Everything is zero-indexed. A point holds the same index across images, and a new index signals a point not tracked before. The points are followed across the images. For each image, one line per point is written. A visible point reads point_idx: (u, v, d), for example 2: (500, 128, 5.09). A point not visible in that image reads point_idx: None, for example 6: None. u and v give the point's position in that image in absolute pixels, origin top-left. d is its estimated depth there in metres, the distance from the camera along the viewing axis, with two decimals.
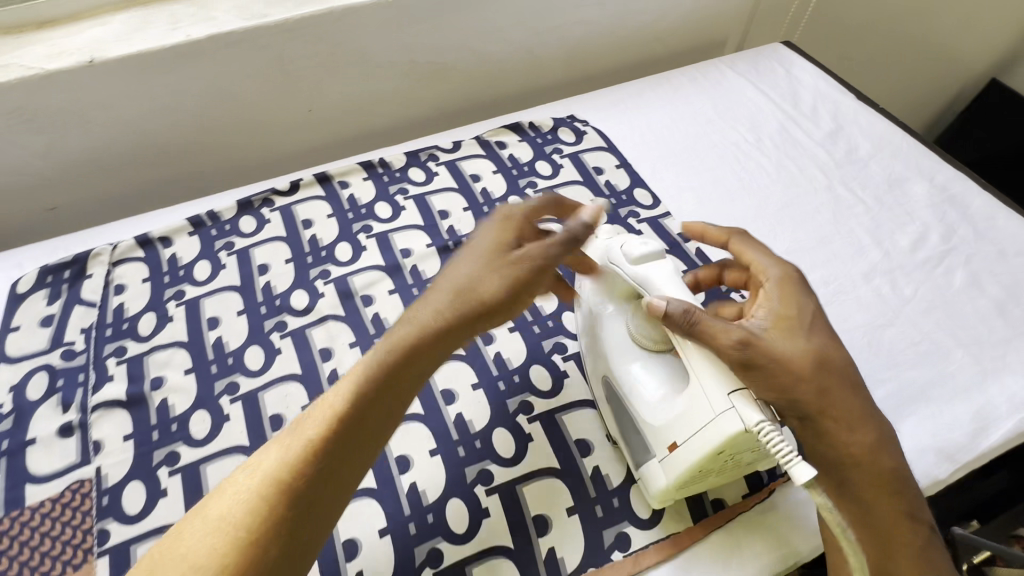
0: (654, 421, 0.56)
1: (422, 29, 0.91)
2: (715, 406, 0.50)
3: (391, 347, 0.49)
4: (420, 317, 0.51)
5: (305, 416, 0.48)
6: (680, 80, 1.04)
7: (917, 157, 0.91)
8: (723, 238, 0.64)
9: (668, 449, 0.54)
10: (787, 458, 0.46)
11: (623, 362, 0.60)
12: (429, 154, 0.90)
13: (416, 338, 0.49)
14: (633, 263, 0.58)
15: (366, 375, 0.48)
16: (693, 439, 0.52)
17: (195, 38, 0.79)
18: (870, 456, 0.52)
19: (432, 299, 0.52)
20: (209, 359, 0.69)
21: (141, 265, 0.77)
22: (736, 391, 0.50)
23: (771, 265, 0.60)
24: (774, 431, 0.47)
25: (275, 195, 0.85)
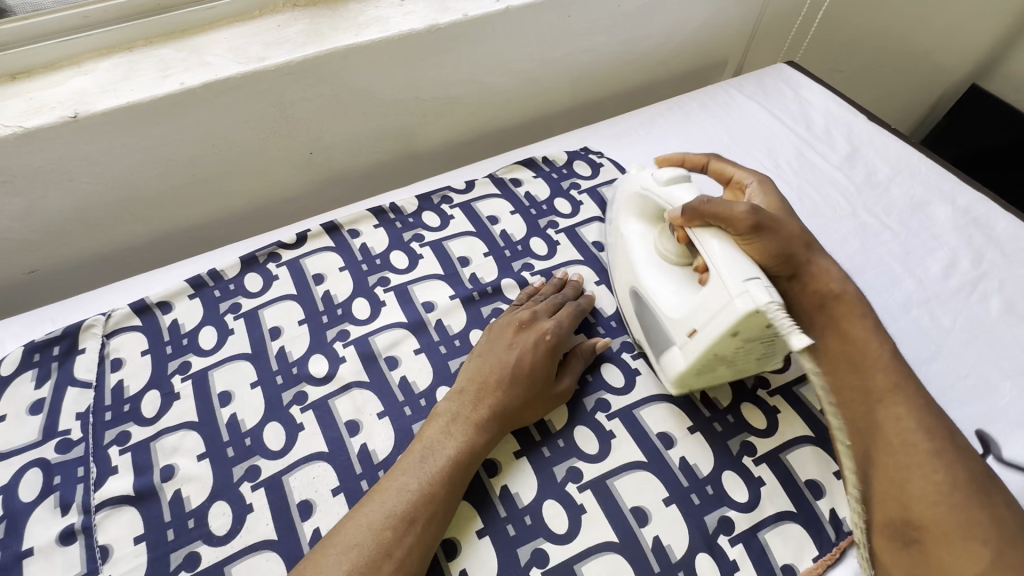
0: (696, 320, 0.60)
1: (429, 66, 0.87)
2: (733, 290, 0.56)
3: (448, 455, 0.57)
4: (469, 428, 0.59)
5: (375, 505, 0.53)
6: (690, 106, 1.02)
7: (936, 178, 0.91)
8: (702, 160, 0.76)
9: (688, 335, 0.61)
10: (787, 327, 0.52)
11: (646, 274, 0.68)
12: (442, 196, 0.86)
13: (471, 449, 0.58)
14: (663, 186, 0.70)
15: (430, 474, 0.55)
16: (712, 320, 0.58)
17: (190, 86, 0.73)
18: (878, 373, 0.56)
19: (479, 411, 0.60)
20: (225, 441, 0.63)
21: (139, 336, 0.71)
22: (751, 278, 0.56)
23: (749, 174, 0.74)
24: (781, 311, 0.54)
25: (281, 249, 0.79)
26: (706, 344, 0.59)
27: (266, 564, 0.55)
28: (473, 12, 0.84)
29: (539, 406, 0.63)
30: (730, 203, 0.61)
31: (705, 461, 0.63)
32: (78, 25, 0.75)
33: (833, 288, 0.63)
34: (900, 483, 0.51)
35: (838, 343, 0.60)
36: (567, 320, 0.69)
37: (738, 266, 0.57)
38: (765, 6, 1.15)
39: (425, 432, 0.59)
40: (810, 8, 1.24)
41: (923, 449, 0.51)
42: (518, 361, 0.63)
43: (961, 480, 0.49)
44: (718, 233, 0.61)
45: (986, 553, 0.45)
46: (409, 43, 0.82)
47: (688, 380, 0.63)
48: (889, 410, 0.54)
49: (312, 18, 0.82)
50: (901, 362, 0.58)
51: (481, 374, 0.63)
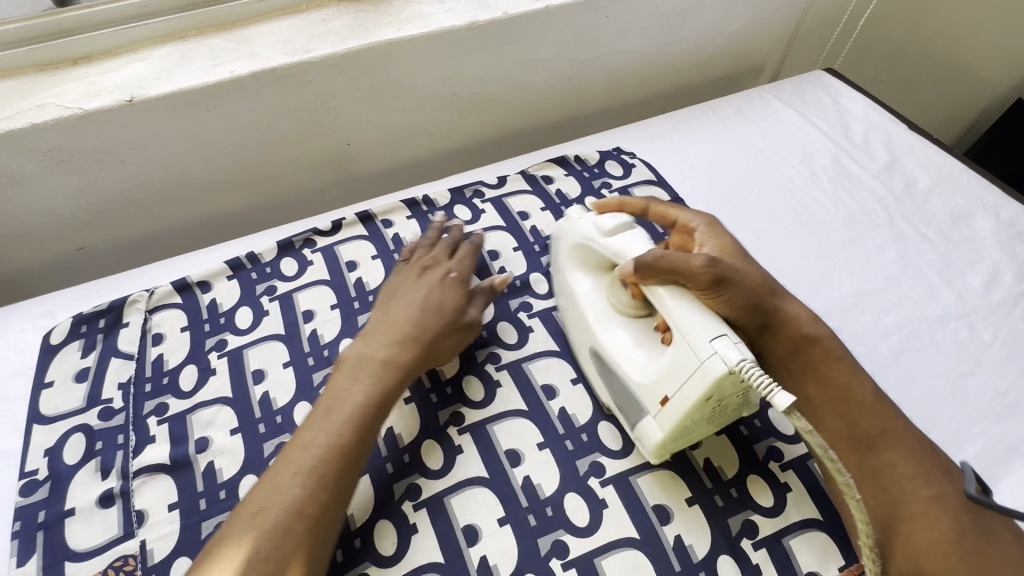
0: (666, 385, 0.55)
1: (467, 62, 0.88)
2: (701, 352, 0.52)
3: (354, 401, 0.57)
4: (377, 371, 0.59)
5: (291, 457, 0.53)
6: (725, 110, 1.02)
7: (979, 191, 0.88)
8: (643, 205, 0.71)
9: (661, 404, 0.56)
10: (767, 386, 0.47)
11: (608, 334, 0.63)
12: (474, 191, 0.87)
13: (372, 392, 0.58)
14: (606, 235, 0.64)
15: (339, 427, 0.55)
16: (685, 387, 0.53)
17: (238, 75, 0.76)
18: (868, 421, 0.56)
19: (385, 353, 0.60)
20: (257, 418, 0.65)
21: (179, 312, 0.73)
22: (718, 336, 0.52)
23: (692, 217, 0.70)
24: (756, 368, 0.49)
25: (317, 236, 0.81)
26: (682, 414, 0.54)
27: None
28: (512, 11, 0.85)
29: (447, 342, 0.65)
30: (686, 257, 0.56)
31: (730, 464, 0.62)
32: (137, 15, 0.78)
33: (803, 332, 0.61)
34: (907, 536, 0.51)
35: (822, 393, 0.59)
36: (467, 260, 0.71)
37: (704, 324, 0.53)
38: (806, 12, 1.14)
39: (332, 384, 0.59)
40: (852, 15, 1.22)
41: (926, 498, 0.52)
42: (426, 300, 0.65)
43: (964, 525, 0.50)
44: (676, 292, 0.56)
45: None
46: (450, 39, 0.84)
47: (669, 448, 0.58)
48: (884, 459, 0.54)
49: (356, 13, 0.84)
50: (884, 403, 0.58)
51: (392, 318, 0.64)
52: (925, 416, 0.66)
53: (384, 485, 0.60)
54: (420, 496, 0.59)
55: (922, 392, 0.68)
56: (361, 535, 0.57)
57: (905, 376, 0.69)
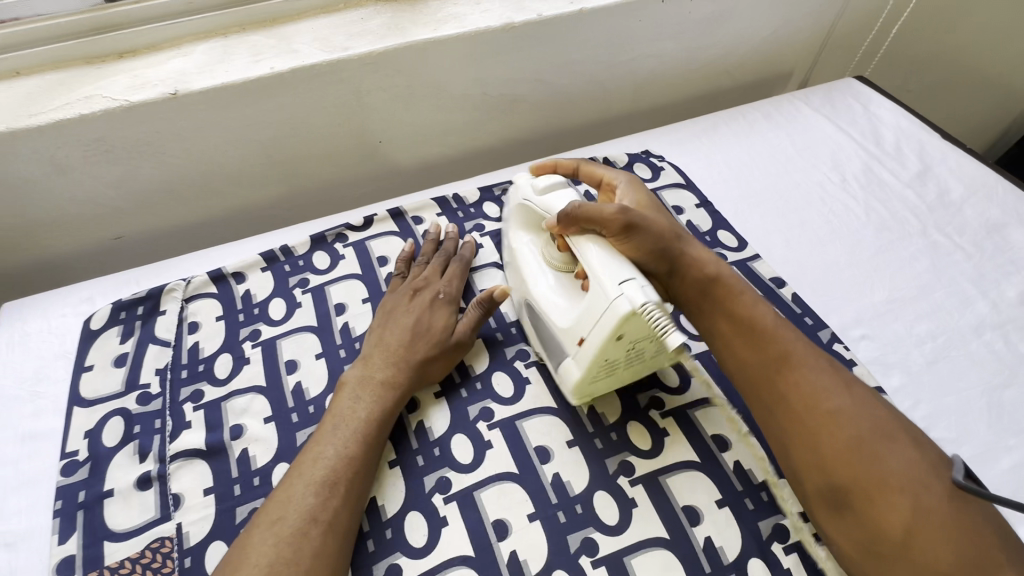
0: (583, 331, 0.58)
1: (500, 63, 0.89)
2: (609, 293, 0.55)
3: (359, 418, 0.60)
4: (376, 388, 0.62)
5: (299, 470, 0.55)
6: (754, 116, 1.01)
7: (1015, 202, 0.87)
8: (573, 166, 0.74)
9: (578, 344, 0.59)
10: (663, 327, 0.52)
11: (538, 286, 0.66)
12: (503, 190, 0.88)
13: (377, 409, 0.61)
14: (540, 194, 0.66)
15: (345, 442, 0.58)
16: (595, 328, 0.56)
17: (279, 71, 0.77)
18: (770, 347, 0.56)
19: (383, 373, 0.64)
20: (290, 407, 0.66)
21: (214, 302, 0.75)
22: (626, 279, 0.55)
23: (618, 176, 0.73)
24: (658, 310, 0.52)
25: (349, 230, 0.82)
26: (595, 353, 0.57)
27: None
28: (547, 13, 0.86)
29: (439, 362, 0.66)
30: (600, 207, 0.59)
31: (761, 468, 0.62)
32: (182, 11, 0.80)
33: (709, 276, 0.61)
34: (812, 451, 0.51)
35: (732, 328, 0.59)
36: (457, 279, 0.73)
37: (613, 268, 0.56)
38: (837, 19, 1.13)
39: (335, 405, 0.62)
40: (883, 22, 1.21)
41: (847, 441, 0.50)
42: (417, 322, 0.68)
43: (865, 432, 0.50)
44: (596, 241, 0.59)
45: (907, 501, 0.47)
46: (484, 40, 0.85)
47: (586, 388, 0.61)
48: (791, 382, 0.54)
49: (393, 12, 0.85)
50: (801, 347, 0.56)
51: (384, 341, 0.66)
52: (960, 426, 0.65)
53: (415, 477, 0.61)
54: (451, 489, 0.60)
55: (956, 402, 0.67)
56: (392, 526, 0.58)
57: (938, 386, 0.68)
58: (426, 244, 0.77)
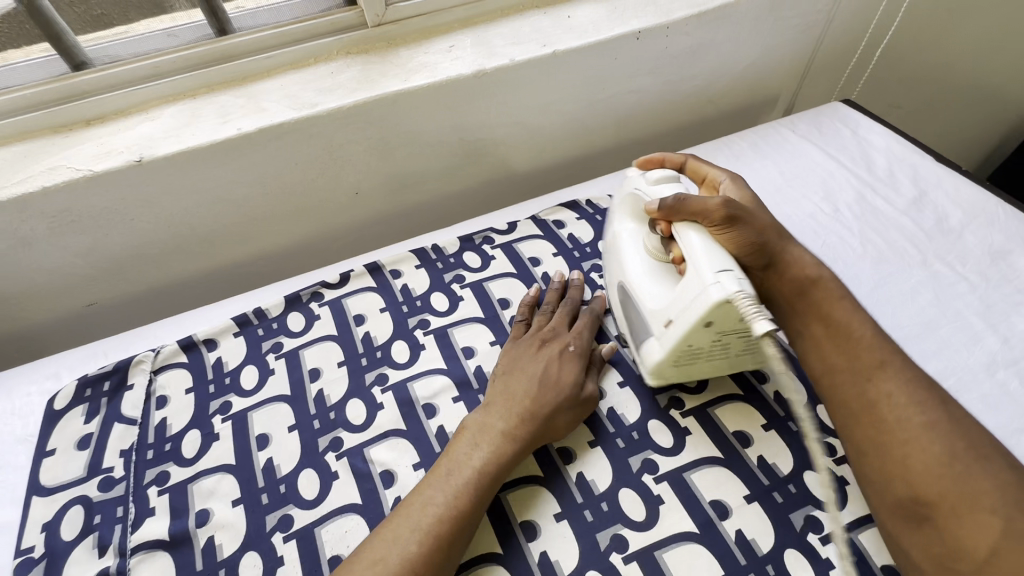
0: (671, 313, 0.58)
1: (475, 109, 0.87)
2: (705, 280, 0.54)
3: (475, 468, 0.56)
4: (497, 439, 0.58)
5: (408, 515, 0.52)
6: (740, 146, 0.99)
7: (1018, 226, 0.83)
8: (680, 160, 0.75)
9: (664, 327, 0.59)
10: (753, 314, 0.50)
11: (634, 270, 0.66)
12: (483, 237, 0.85)
13: (497, 462, 0.56)
14: (652, 185, 0.67)
15: (458, 492, 0.54)
16: (684, 311, 0.56)
17: (247, 131, 0.76)
18: (867, 350, 0.56)
19: (508, 420, 0.59)
20: (259, 487, 0.62)
21: (185, 373, 0.72)
22: (724, 270, 0.54)
23: (724, 172, 0.73)
24: (753, 302, 0.51)
25: (325, 289, 0.80)
26: (680, 337, 0.57)
27: None
28: (519, 57, 0.84)
29: (564, 420, 0.61)
30: (702, 199, 0.60)
31: (765, 536, 0.57)
32: (150, 75, 0.79)
33: (809, 273, 0.63)
34: (892, 454, 0.50)
35: (822, 325, 0.60)
36: (585, 331, 0.69)
37: (713, 257, 0.55)
38: (820, 43, 1.11)
39: (453, 446, 0.58)
40: (868, 41, 1.19)
41: (918, 425, 0.50)
42: (545, 370, 0.63)
43: (958, 447, 0.48)
44: (697, 227, 0.60)
45: (1001, 523, 0.43)
46: (457, 87, 0.83)
47: (667, 374, 0.63)
48: (880, 389, 0.53)
49: (364, 64, 0.84)
50: (884, 339, 0.57)
51: (509, 388, 0.62)
52: None
53: None
54: None
55: None
56: None
57: None
58: (552, 291, 0.74)
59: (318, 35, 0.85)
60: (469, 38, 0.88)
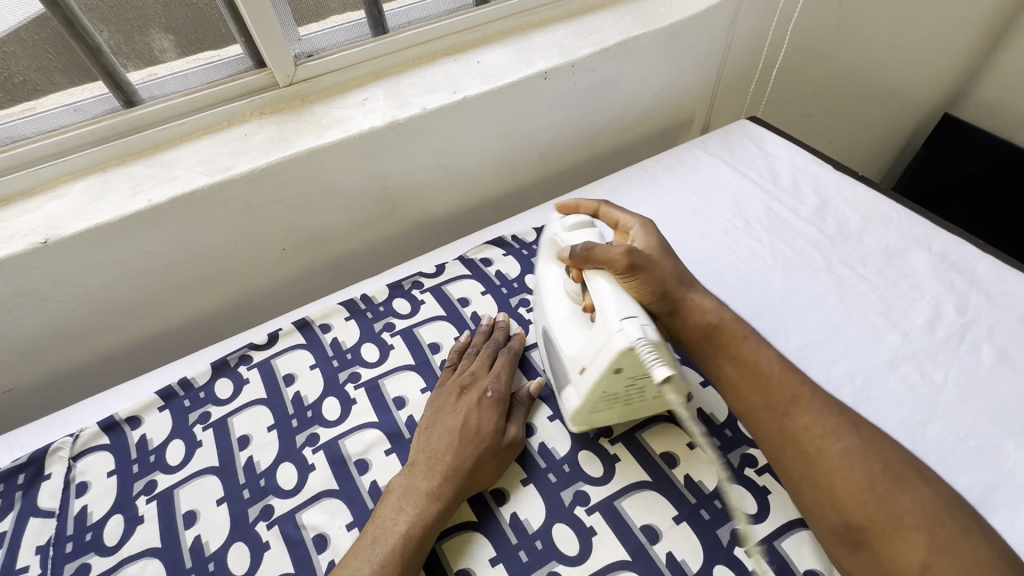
0: (586, 360, 0.59)
1: (393, 157, 0.89)
2: (612, 328, 0.56)
3: (399, 531, 0.56)
4: (420, 499, 0.59)
5: None
6: (656, 169, 1.04)
7: (910, 223, 0.89)
8: (593, 207, 0.79)
9: (580, 373, 0.61)
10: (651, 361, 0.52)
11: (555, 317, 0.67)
12: (413, 282, 0.86)
13: (421, 522, 0.57)
14: (567, 230, 0.72)
15: (383, 560, 0.54)
16: (594, 359, 0.58)
17: (158, 202, 0.75)
18: (777, 387, 0.57)
19: (430, 479, 0.60)
20: (187, 568, 0.60)
21: (106, 455, 0.69)
22: (628, 317, 0.56)
23: (634, 217, 0.76)
24: (650, 348, 0.53)
25: (253, 350, 0.79)
26: (594, 383, 0.58)
27: None
28: (431, 105, 0.87)
29: (488, 469, 0.62)
30: (608, 249, 0.63)
31: (694, 556, 0.58)
32: (55, 152, 0.78)
33: (707, 313, 0.63)
34: (822, 489, 0.51)
35: (733, 366, 0.60)
36: (504, 375, 0.70)
37: (620, 304, 0.58)
38: (722, 66, 1.19)
39: (378, 512, 0.59)
40: (767, 60, 1.27)
41: (838, 453, 0.51)
42: (465, 422, 0.64)
43: (876, 469, 0.50)
44: (603, 275, 0.63)
45: (926, 540, 0.45)
46: (372, 139, 0.85)
47: (583, 418, 0.64)
48: (800, 422, 0.54)
49: (277, 124, 0.85)
50: (791, 369, 0.59)
51: (432, 443, 0.63)
52: None
53: None
54: None
55: None
56: None
57: None
58: (477, 334, 0.77)
59: (228, 98, 0.85)
60: (382, 90, 0.90)
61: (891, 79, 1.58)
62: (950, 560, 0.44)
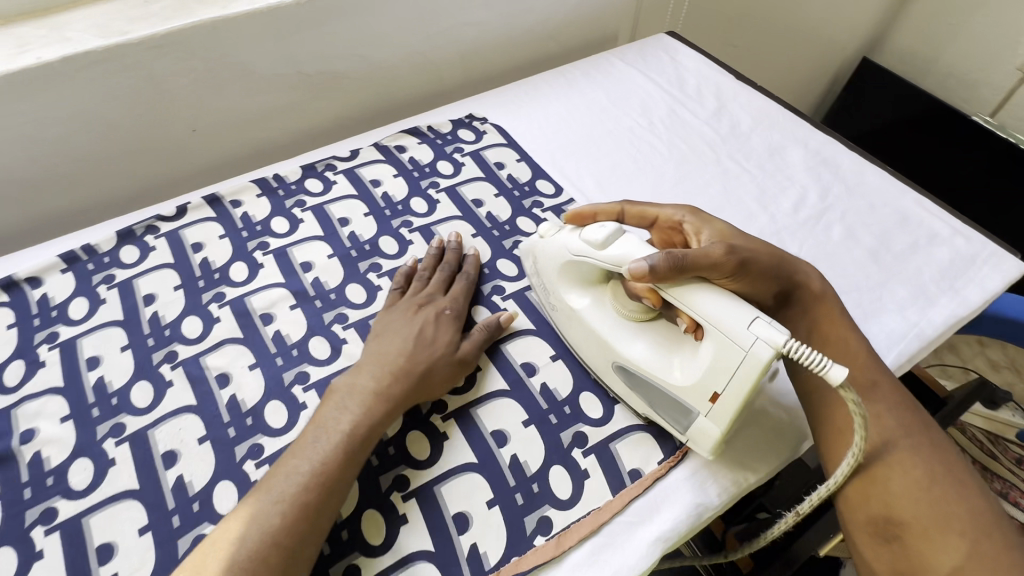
0: (723, 386, 0.54)
1: (306, 39, 0.89)
2: (742, 341, 0.51)
3: (342, 429, 0.56)
4: (367, 398, 0.58)
5: (281, 482, 0.52)
6: (574, 74, 1.07)
7: (794, 126, 0.97)
8: (615, 210, 0.71)
9: (712, 402, 0.56)
10: (818, 363, 0.46)
11: (623, 343, 0.62)
12: (326, 164, 0.88)
13: (366, 421, 0.57)
14: (599, 248, 0.61)
15: (327, 453, 0.54)
16: (734, 383, 0.53)
17: (47, 60, 0.73)
18: (862, 375, 0.62)
19: (375, 381, 0.60)
20: (90, 402, 0.63)
21: (6, 310, 0.70)
22: (753, 320, 0.51)
23: (672, 211, 0.70)
24: (803, 346, 0.48)
25: (160, 221, 0.80)
26: (737, 404, 0.54)
27: (128, 512, 0.56)
28: None
29: (440, 377, 0.62)
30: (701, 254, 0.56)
31: (565, 385, 0.67)
32: None
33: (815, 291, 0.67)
34: (877, 478, 0.56)
35: (826, 349, 0.64)
36: (461, 297, 0.70)
37: (735, 313, 0.52)
38: None
39: (320, 410, 0.58)
40: None
41: (904, 449, 0.57)
42: (419, 331, 0.64)
43: (932, 473, 0.55)
44: (706, 288, 0.55)
45: (966, 544, 0.51)
46: (280, 16, 0.84)
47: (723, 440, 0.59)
48: (875, 412, 0.60)
49: None
50: (876, 362, 0.64)
51: (383, 348, 0.63)
52: None
53: (225, 450, 0.60)
54: (264, 455, 0.60)
55: None
56: (199, 499, 0.57)
57: None
58: (426, 257, 0.74)
59: None
60: None
61: (812, 16, 1.66)
62: (982, 566, 0.50)
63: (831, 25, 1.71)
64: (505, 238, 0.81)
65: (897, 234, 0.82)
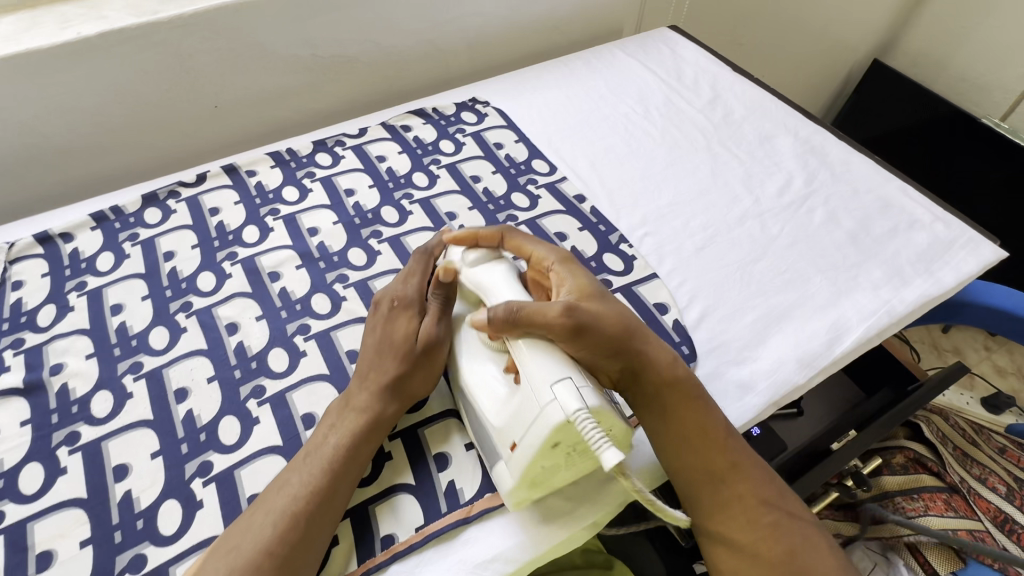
0: (518, 436, 0.52)
1: (321, 23, 0.95)
2: (542, 397, 0.50)
3: (330, 445, 0.56)
4: (352, 414, 0.58)
5: (270, 502, 0.53)
6: (576, 63, 1.12)
7: (786, 116, 1.00)
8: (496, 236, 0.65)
9: (510, 449, 0.54)
10: (598, 441, 0.46)
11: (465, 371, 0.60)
12: (336, 140, 0.94)
13: (353, 434, 0.57)
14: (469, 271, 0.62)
15: (314, 469, 0.55)
16: (528, 433, 0.51)
17: (86, 36, 0.80)
18: (718, 453, 0.58)
19: (359, 395, 0.60)
20: (112, 343, 0.69)
21: (41, 261, 0.77)
22: (559, 380, 0.50)
23: (545, 250, 0.64)
24: (591, 420, 0.47)
25: (181, 187, 0.86)
26: (528, 462, 0.52)
27: (142, 438, 0.62)
28: None
29: (412, 375, 0.60)
30: (541, 308, 0.54)
31: None
32: None
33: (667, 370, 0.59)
34: (744, 553, 0.55)
35: (676, 424, 0.59)
36: (418, 279, 0.65)
37: (548, 367, 0.51)
38: None
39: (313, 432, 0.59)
40: None
41: (768, 521, 0.55)
42: (382, 336, 0.62)
43: (794, 538, 0.55)
44: (535, 344, 0.53)
45: None
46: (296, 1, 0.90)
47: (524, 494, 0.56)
48: (735, 488, 0.57)
49: None
50: (731, 431, 0.60)
51: (360, 362, 0.63)
52: (715, 290, 0.75)
53: (230, 389, 0.66)
54: (265, 394, 0.66)
55: (715, 277, 0.77)
56: (206, 431, 0.63)
57: (703, 265, 0.78)
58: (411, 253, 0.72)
59: None
60: None
61: (821, 16, 1.68)
62: None
63: (840, 25, 1.73)
64: (499, 212, 0.86)
65: (878, 219, 0.84)
